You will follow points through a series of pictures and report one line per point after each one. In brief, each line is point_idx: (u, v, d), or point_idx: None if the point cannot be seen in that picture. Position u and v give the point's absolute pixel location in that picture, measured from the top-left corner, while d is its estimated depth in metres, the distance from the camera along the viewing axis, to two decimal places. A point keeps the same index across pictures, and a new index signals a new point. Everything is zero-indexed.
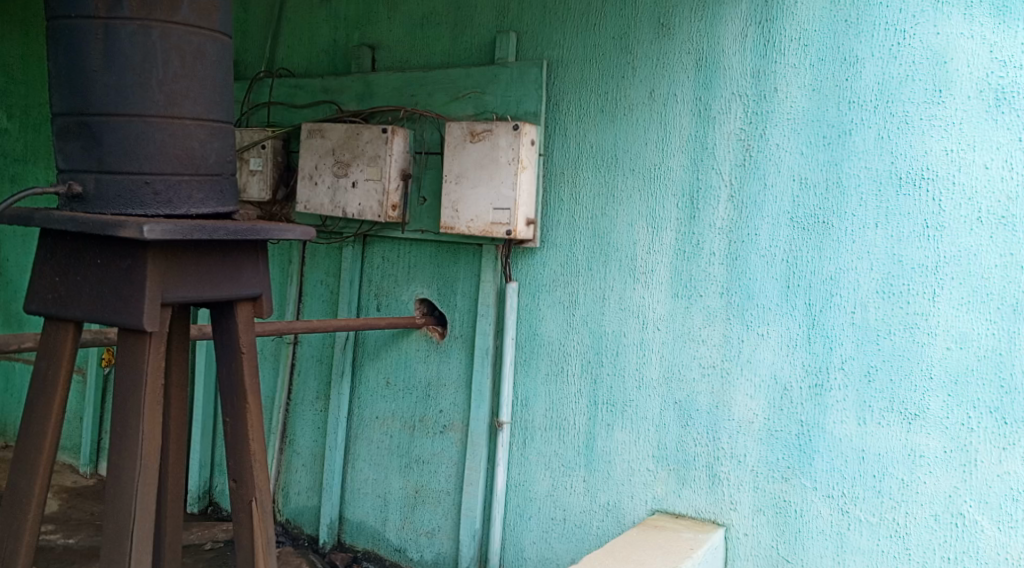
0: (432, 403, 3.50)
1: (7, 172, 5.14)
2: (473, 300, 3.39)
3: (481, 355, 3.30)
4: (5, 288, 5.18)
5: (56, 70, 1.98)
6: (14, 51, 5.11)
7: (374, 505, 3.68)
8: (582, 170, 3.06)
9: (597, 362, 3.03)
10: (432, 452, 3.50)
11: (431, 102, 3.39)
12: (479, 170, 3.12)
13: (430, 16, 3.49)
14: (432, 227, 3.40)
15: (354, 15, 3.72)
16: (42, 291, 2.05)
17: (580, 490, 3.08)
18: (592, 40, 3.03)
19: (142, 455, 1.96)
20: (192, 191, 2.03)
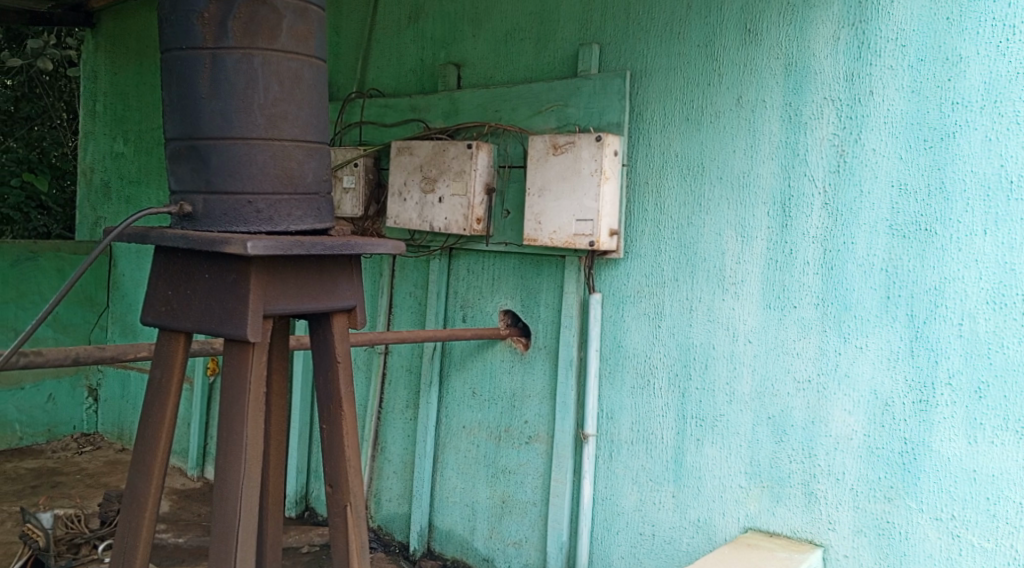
0: (517, 414, 3.55)
1: (122, 193, 5.44)
2: (556, 311, 3.43)
3: (565, 366, 3.34)
4: (122, 301, 5.47)
5: (168, 97, 2.11)
6: (128, 79, 5.40)
7: (462, 514, 3.75)
8: (667, 179, 3.08)
9: (684, 374, 3.04)
10: (518, 462, 3.55)
11: (514, 117, 3.45)
12: (562, 182, 3.16)
13: (514, 33, 3.56)
14: (516, 239, 3.46)
15: (440, 35, 3.82)
16: (155, 304, 2.17)
17: (670, 506, 3.08)
18: (676, 49, 3.05)
19: (246, 459, 2.07)
20: (291, 208, 2.12)
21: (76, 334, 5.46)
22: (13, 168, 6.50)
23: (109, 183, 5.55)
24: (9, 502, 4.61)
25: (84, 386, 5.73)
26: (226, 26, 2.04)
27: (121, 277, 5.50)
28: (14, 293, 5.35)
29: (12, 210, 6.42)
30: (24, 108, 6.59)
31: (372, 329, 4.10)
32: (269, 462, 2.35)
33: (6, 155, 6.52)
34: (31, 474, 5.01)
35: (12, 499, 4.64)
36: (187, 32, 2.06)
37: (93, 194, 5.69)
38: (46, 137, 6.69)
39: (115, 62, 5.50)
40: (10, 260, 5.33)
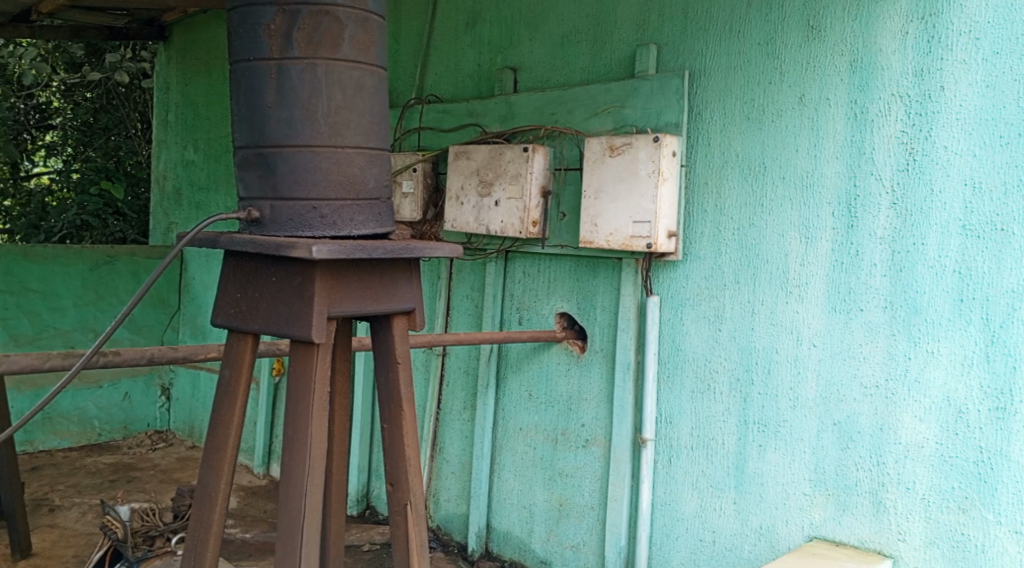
0: (574, 417, 3.57)
1: (192, 199, 5.59)
2: (613, 314, 3.44)
3: (623, 369, 3.35)
4: (192, 304, 5.63)
5: (236, 106, 2.18)
6: (198, 89, 5.55)
7: (520, 516, 3.78)
8: (727, 179, 3.07)
9: (746, 379, 3.03)
10: (575, 465, 3.56)
11: (571, 119, 3.47)
12: (619, 183, 3.17)
13: (571, 35, 3.58)
14: (572, 242, 3.48)
15: (497, 40, 3.86)
16: (225, 306, 2.24)
17: (731, 513, 3.07)
18: (736, 47, 3.05)
19: (311, 457, 2.12)
20: (354, 214, 2.18)
21: (150, 334, 5.64)
22: (92, 177, 6.76)
23: (180, 190, 5.71)
24: (88, 495, 4.78)
25: (157, 384, 5.88)
26: (291, 37, 2.10)
27: (191, 280, 5.66)
28: (93, 295, 5.54)
29: (91, 216, 6.58)
30: (102, 120, 6.83)
31: (430, 331, 4.15)
32: (332, 460, 2.41)
33: (86, 165, 6.81)
34: (107, 469, 5.19)
35: (89, 493, 4.81)
36: (254, 44, 2.13)
37: (165, 201, 5.87)
38: (122, 147, 6.86)
39: (186, 74, 5.66)
40: (89, 264, 5.52)
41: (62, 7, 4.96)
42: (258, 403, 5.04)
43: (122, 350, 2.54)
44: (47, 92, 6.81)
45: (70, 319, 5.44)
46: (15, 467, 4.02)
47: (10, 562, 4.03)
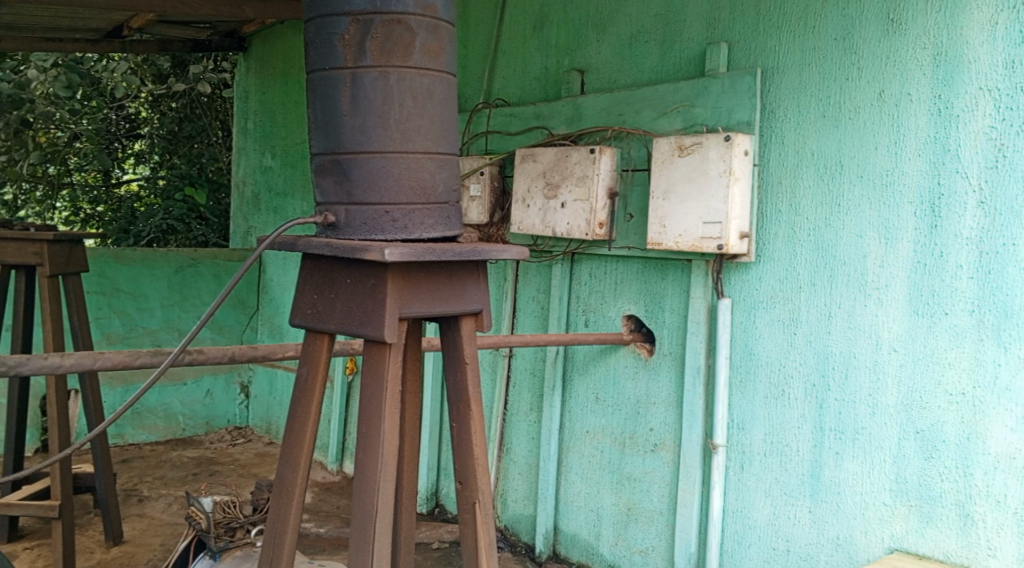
0: (642, 421, 3.57)
1: (270, 204, 5.74)
2: (682, 316, 3.43)
3: (693, 373, 3.33)
4: (269, 304, 5.77)
5: (313, 114, 2.25)
6: (275, 97, 5.69)
7: (587, 519, 3.79)
8: (802, 179, 3.05)
9: (822, 385, 2.99)
10: (643, 470, 3.56)
11: (638, 120, 3.47)
12: (688, 184, 3.16)
13: (639, 35, 3.58)
14: (639, 243, 3.49)
15: (564, 41, 3.88)
16: (303, 307, 2.32)
17: (806, 522, 3.04)
18: (811, 43, 3.02)
19: (383, 453, 2.19)
20: (425, 217, 2.23)
21: (230, 334, 5.81)
22: (177, 183, 6.91)
23: (258, 196, 5.87)
24: (173, 487, 4.94)
25: (236, 383, 6.03)
26: (365, 46, 2.16)
27: (269, 282, 5.79)
28: (178, 297, 5.72)
29: (176, 221, 6.77)
30: (185, 128, 7.00)
31: (496, 332, 4.19)
32: (403, 457, 2.47)
33: (171, 172, 6.99)
34: (190, 463, 5.36)
35: (174, 486, 4.97)
36: (329, 54, 2.19)
37: (244, 205, 6.04)
38: (204, 153, 7.04)
39: (263, 82, 5.81)
40: (174, 267, 5.70)
41: (151, 21, 5.12)
42: (332, 402, 5.15)
43: (206, 348, 2.65)
44: (136, 103, 6.95)
45: (157, 319, 5.64)
46: (109, 455, 4.15)
47: (102, 549, 4.20)
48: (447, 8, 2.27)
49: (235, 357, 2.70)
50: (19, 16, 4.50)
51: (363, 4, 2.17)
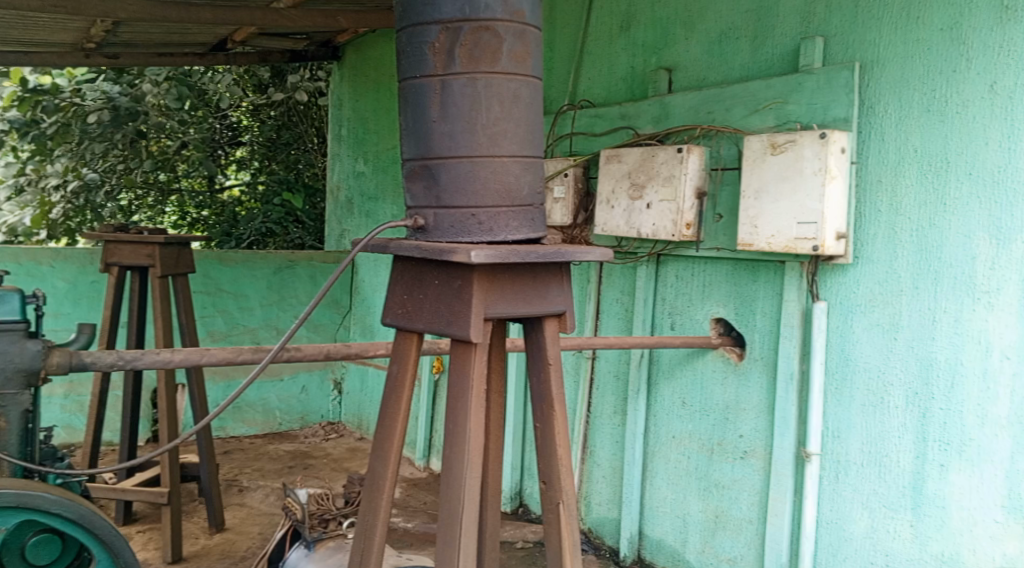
0: (731, 428, 3.54)
1: (362, 206, 5.87)
2: (774, 320, 3.39)
3: (786, 379, 3.28)
4: (360, 304, 5.91)
5: (404, 121, 2.32)
6: (368, 102, 5.82)
7: (673, 525, 3.77)
8: (904, 177, 2.98)
9: (925, 393, 2.92)
10: (731, 477, 3.53)
11: (729, 117, 3.44)
12: (781, 183, 3.12)
13: (730, 32, 3.55)
14: (729, 244, 3.46)
15: (652, 41, 3.87)
16: (393, 307, 2.41)
17: (907, 537, 2.97)
18: (914, 35, 2.95)
19: (469, 450, 2.25)
20: (510, 219, 2.29)
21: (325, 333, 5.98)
22: (275, 189, 7.09)
23: (351, 199, 6.01)
24: (271, 478, 5.11)
25: (329, 379, 6.18)
26: (454, 53, 2.23)
27: (361, 282, 5.92)
28: (275, 296, 5.90)
29: (274, 225, 6.98)
30: (284, 136, 7.17)
31: (581, 334, 4.21)
32: (488, 455, 2.53)
33: (270, 177, 7.17)
34: (286, 456, 5.53)
35: (272, 477, 5.13)
36: (419, 62, 2.27)
37: (338, 209, 6.20)
38: (301, 160, 7.25)
39: (356, 89, 5.95)
40: (273, 267, 5.87)
41: (252, 33, 5.29)
42: (420, 401, 5.24)
43: (303, 345, 2.77)
44: (238, 111, 7.13)
45: (257, 317, 5.83)
46: (213, 447, 4.27)
47: (206, 535, 4.38)
48: (534, 13, 2.32)
49: (329, 354, 2.82)
50: (133, 32, 4.72)
51: (453, 12, 2.23)
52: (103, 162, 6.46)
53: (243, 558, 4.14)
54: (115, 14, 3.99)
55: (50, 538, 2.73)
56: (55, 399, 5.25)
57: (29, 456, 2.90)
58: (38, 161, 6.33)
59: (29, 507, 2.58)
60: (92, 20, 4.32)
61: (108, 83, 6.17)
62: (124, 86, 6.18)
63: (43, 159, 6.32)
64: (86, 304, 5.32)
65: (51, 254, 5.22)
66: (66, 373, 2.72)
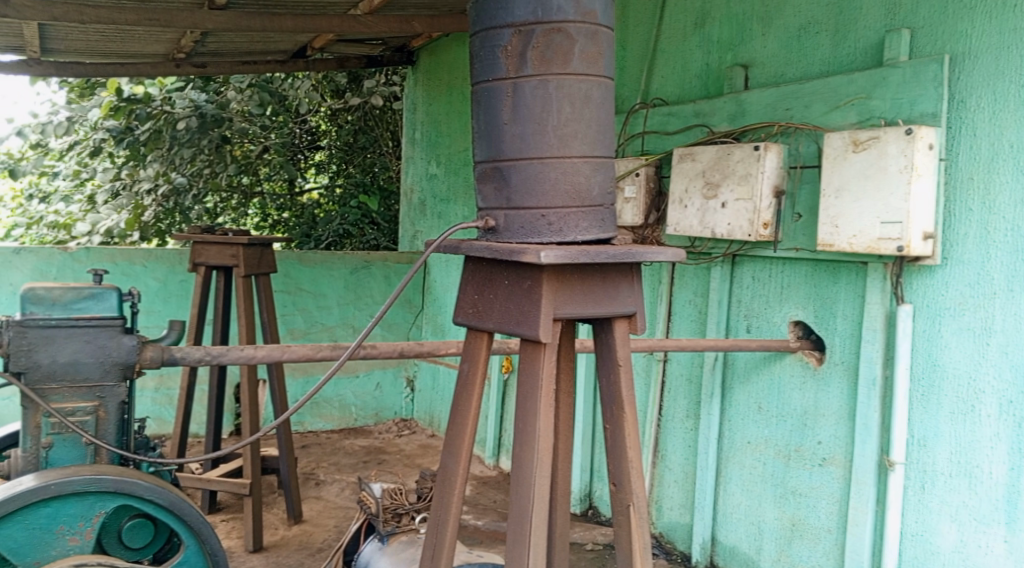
0: (809, 434, 3.49)
1: (435, 207, 5.94)
2: (856, 323, 3.33)
3: (868, 385, 3.23)
4: (433, 304, 5.98)
5: (476, 124, 2.36)
6: (441, 105, 5.89)
7: (748, 532, 3.74)
8: (998, 175, 2.90)
9: (1020, 402, 2.84)
10: (809, 485, 3.48)
11: (808, 114, 3.39)
12: (864, 181, 3.07)
13: (809, 27, 3.49)
14: (807, 245, 3.41)
15: (727, 38, 3.84)
16: (464, 306, 2.45)
17: (1001, 553, 2.88)
18: (1010, 24, 2.87)
19: (538, 450, 2.28)
20: (579, 220, 2.31)
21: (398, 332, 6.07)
22: (353, 191, 7.25)
23: (425, 201, 6.09)
24: (346, 473, 5.21)
25: (403, 377, 6.27)
26: (526, 55, 2.26)
27: (433, 283, 5.99)
28: (352, 296, 6.01)
29: (351, 226, 7.14)
30: (360, 140, 7.28)
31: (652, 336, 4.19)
32: (558, 454, 2.55)
33: (348, 181, 7.29)
34: (361, 451, 5.63)
35: (348, 472, 5.23)
36: (492, 65, 2.30)
37: (412, 211, 6.28)
38: (377, 164, 7.33)
39: (430, 92, 6.02)
40: (350, 267, 5.99)
41: (331, 40, 5.39)
42: (490, 400, 5.28)
43: (379, 343, 2.83)
44: (316, 116, 7.29)
45: (334, 316, 5.95)
46: (292, 442, 4.38)
47: (285, 526, 4.49)
48: (607, 13, 2.33)
49: (404, 353, 2.87)
50: (220, 42, 4.87)
51: (525, 14, 2.26)
52: (191, 167, 6.60)
53: (320, 550, 4.24)
54: (203, 26, 4.14)
55: (144, 523, 2.82)
56: (147, 392, 5.45)
57: (126, 445, 2.98)
58: (132, 166, 6.58)
59: (126, 492, 2.69)
60: (182, 32, 4.47)
61: (196, 91, 6.39)
62: (210, 94, 6.41)
63: (136, 164, 6.58)
64: (175, 302, 5.50)
65: (143, 254, 5.41)
66: (158, 367, 2.86)
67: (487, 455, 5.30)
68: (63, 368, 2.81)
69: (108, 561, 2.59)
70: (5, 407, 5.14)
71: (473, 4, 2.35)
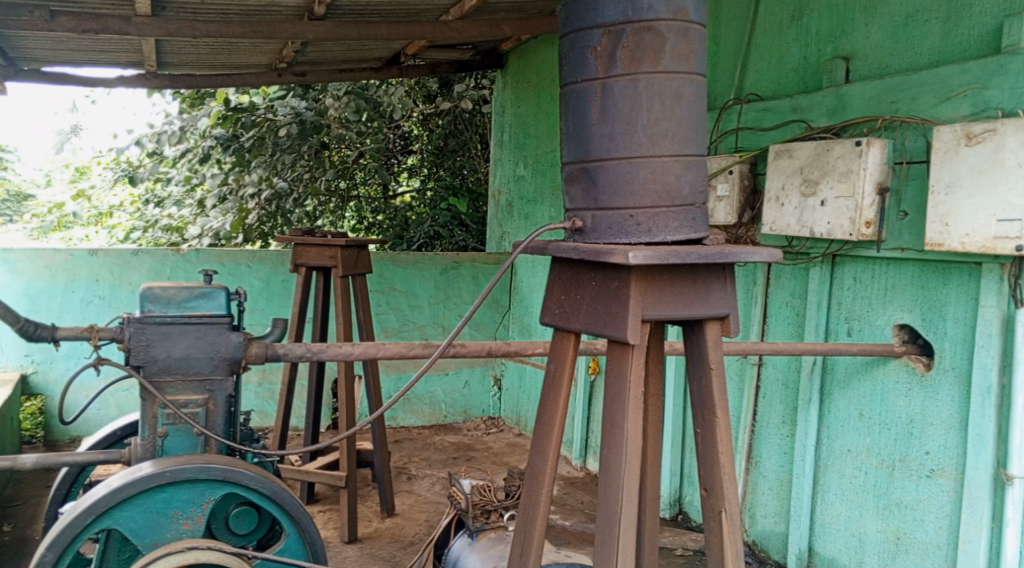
0: (916, 444, 3.39)
1: (523, 208, 5.98)
2: (968, 327, 3.22)
3: (982, 393, 3.12)
4: (520, 304, 6.01)
5: (565, 125, 2.38)
6: (530, 106, 5.91)
7: (848, 544, 3.66)
8: None
9: None
10: (916, 497, 3.39)
11: (915, 107, 3.30)
12: (978, 176, 2.98)
13: (916, 15, 3.38)
14: (914, 244, 3.33)
15: (827, 29, 3.75)
16: (551, 307, 2.47)
17: None
18: None
19: (626, 452, 2.28)
20: (669, 220, 2.30)
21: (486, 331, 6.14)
22: (442, 195, 7.31)
23: (512, 202, 6.13)
24: (437, 468, 5.30)
25: (491, 375, 6.32)
26: (616, 55, 2.26)
27: (520, 283, 6.03)
28: (442, 295, 6.09)
29: (441, 228, 7.23)
30: (451, 143, 7.37)
31: (746, 339, 4.13)
32: (647, 458, 2.55)
33: (438, 184, 7.40)
34: (451, 447, 5.71)
35: (438, 467, 5.32)
36: (582, 66, 2.31)
37: (500, 212, 6.34)
38: (466, 166, 7.47)
39: (519, 95, 6.06)
40: (440, 267, 6.07)
41: (423, 46, 5.48)
42: (576, 401, 5.29)
43: (470, 342, 2.89)
44: (409, 121, 7.40)
45: (425, 315, 6.04)
46: (386, 436, 4.48)
47: (378, 519, 4.58)
48: (698, 10, 2.32)
49: (492, 352, 2.93)
50: (319, 51, 5.00)
51: (616, 14, 2.26)
52: (292, 172, 6.82)
53: (412, 544, 4.32)
54: (303, 36, 4.24)
55: (250, 512, 2.93)
56: (251, 386, 5.64)
57: (232, 437, 3.10)
58: (238, 171, 6.77)
59: (232, 481, 2.80)
60: (283, 41, 4.60)
61: (297, 99, 6.49)
62: (310, 101, 6.51)
63: (242, 170, 6.75)
64: (278, 301, 5.67)
65: (248, 255, 5.59)
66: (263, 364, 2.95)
67: (574, 456, 5.30)
68: (177, 363, 2.93)
69: (219, 547, 2.70)
70: (125, 398, 5.39)
71: (563, 6, 2.36)
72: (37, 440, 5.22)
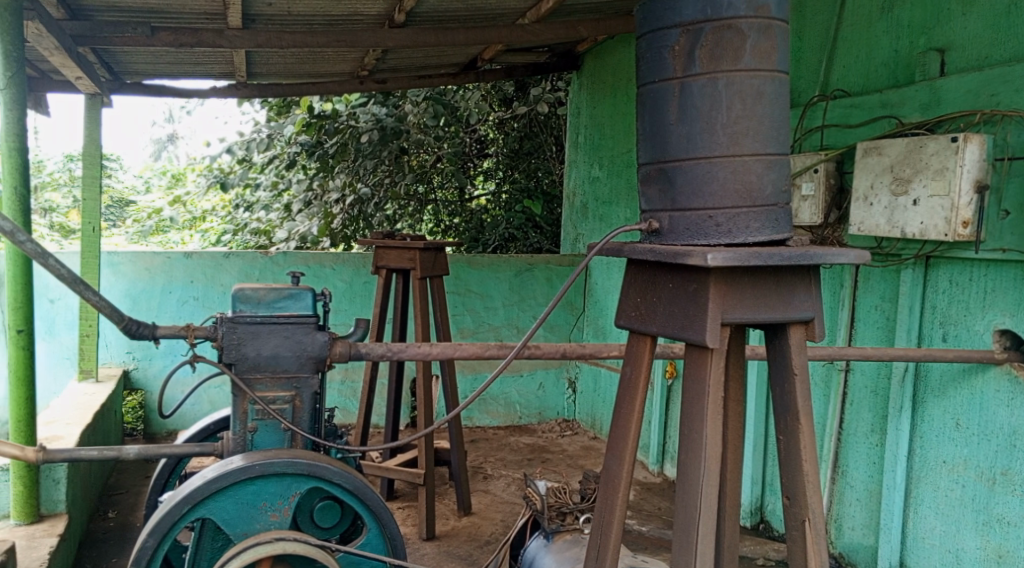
0: (1019, 457, 3.28)
1: (598, 210, 5.97)
2: None
3: None
4: (595, 306, 6.00)
5: (641, 126, 2.37)
6: (606, 107, 5.89)
7: (944, 560, 3.56)
8: None
9: None
10: (1020, 514, 3.28)
11: (1018, 100, 3.20)
12: None
13: (1018, 4, 3.28)
14: (1017, 244, 3.23)
15: (920, 20, 3.66)
16: (627, 309, 2.47)
17: None
18: None
19: (706, 457, 2.27)
20: (750, 220, 2.28)
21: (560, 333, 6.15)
22: (517, 197, 7.38)
23: (588, 204, 6.13)
24: (512, 469, 5.33)
25: (566, 377, 6.31)
26: (694, 55, 2.25)
27: (595, 286, 6.02)
28: (517, 297, 6.11)
29: (516, 230, 7.32)
30: (526, 146, 7.36)
31: (832, 344, 4.04)
32: (727, 463, 2.53)
33: (512, 186, 7.43)
34: (526, 448, 5.73)
35: (513, 468, 5.35)
36: (659, 66, 2.30)
37: (575, 214, 6.34)
38: (541, 168, 7.41)
39: (595, 96, 6.04)
40: (514, 270, 6.09)
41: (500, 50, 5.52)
42: (654, 404, 5.25)
43: (545, 345, 2.90)
44: (485, 125, 7.40)
45: (500, 316, 6.08)
46: (463, 436, 4.53)
47: (455, 517, 4.63)
48: (781, 6, 2.29)
49: (567, 354, 2.93)
50: (400, 57, 5.07)
51: (695, 13, 2.25)
52: (374, 177, 6.94)
53: (489, 543, 4.36)
54: (384, 44, 4.31)
55: (336, 510, 3.00)
56: (334, 384, 5.76)
57: (317, 433, 3.17)
58: (322, 177, 6.83)
59: (319, 477, 2.87)
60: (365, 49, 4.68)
61: (377, 106, 6.66)
62: (390, 107, 6.66)
63: (326, 175, 6.82)
64: (360, 302, 5.77)
65: (333, 257, 5.71)
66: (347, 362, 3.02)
67: (651, 461, 5.27)
68: (266, 361, 3.01)
69: (307, 542, 2.77)
70: (217, 394, 5.56)
71: (640, 6, 2.36)
72: (137, 433, 5.43)
